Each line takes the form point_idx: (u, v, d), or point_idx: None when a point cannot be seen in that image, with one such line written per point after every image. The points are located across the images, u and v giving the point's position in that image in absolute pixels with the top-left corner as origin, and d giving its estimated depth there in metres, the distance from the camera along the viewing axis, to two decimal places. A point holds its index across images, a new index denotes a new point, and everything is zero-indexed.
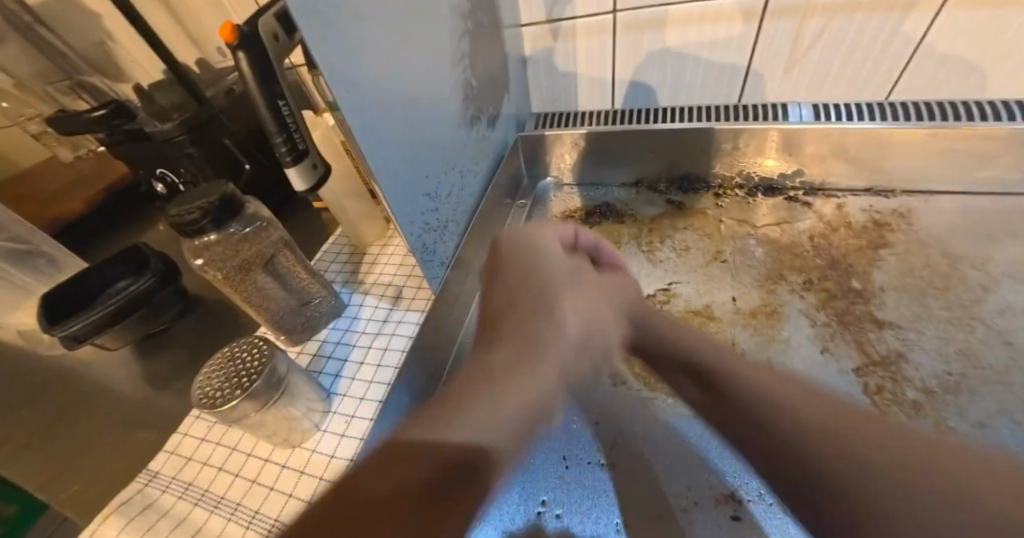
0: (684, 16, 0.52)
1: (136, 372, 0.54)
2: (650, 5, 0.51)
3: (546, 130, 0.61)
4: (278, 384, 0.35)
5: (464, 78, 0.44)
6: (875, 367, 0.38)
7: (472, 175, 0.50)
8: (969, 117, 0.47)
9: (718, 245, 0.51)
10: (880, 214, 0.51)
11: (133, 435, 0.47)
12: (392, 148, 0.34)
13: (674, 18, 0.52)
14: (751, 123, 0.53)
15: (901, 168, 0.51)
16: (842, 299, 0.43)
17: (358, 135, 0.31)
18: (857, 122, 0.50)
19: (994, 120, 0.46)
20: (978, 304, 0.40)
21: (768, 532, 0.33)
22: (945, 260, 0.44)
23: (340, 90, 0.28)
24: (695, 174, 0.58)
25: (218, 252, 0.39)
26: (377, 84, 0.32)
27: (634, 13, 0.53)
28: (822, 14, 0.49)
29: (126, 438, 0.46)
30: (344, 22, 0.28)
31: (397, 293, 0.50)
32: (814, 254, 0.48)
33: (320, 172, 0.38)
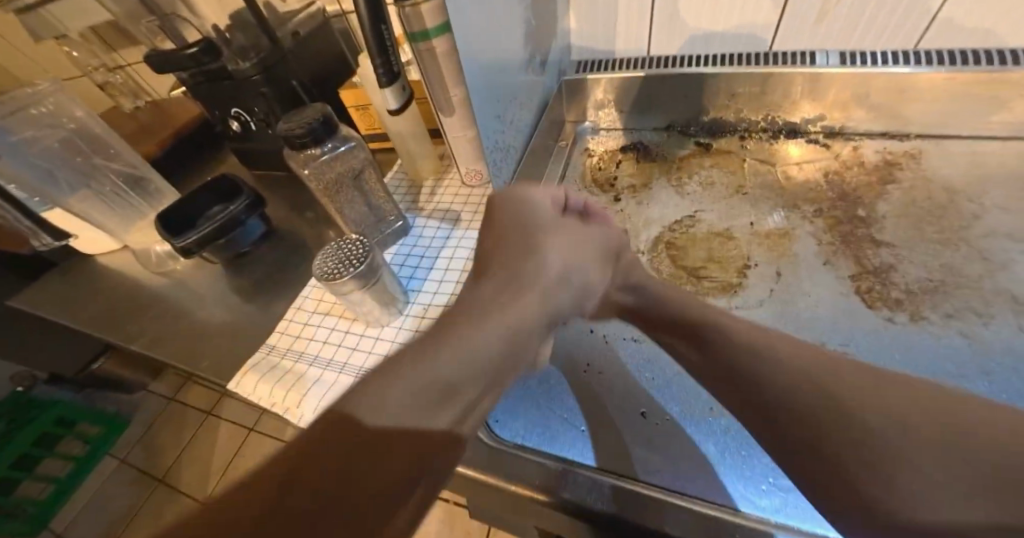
0: None
1: (234, 282, 0.64)
2: None
3: (587, 74, 0.66)
4: (376, 272, 0.44)
5: (526, 16, 0.50)
6: (869, 276, 0.44)
7: (526, 110, 0.56)
8: (989, 62, 0.50)
9: (740, 181, 0.57)
10: (893, 155, 0.56)
11: (244, 327, 0.58)
12: (477, 65, 0.41)
13: None
14: (779, 68, 0.58)
15: (917, 112, 0.56)
16: (847, 225, 0.49)
17: (457, 43, 0.37)
18: (880, 68, 0.54)
19: (1011, 65, 0.49)
20: (968, 230, 0.46)
21: None
22: (945, 194, 0.50)
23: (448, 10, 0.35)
24: (723, 117, 0.64)
25: (318, 166, 0.47)
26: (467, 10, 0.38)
27: None
28: None
29: (238, 330, 0.58)
30: None
31: (457, 217, 0.58)
32: (827, 189, 0.54)
33: (406, 95, 0.44)
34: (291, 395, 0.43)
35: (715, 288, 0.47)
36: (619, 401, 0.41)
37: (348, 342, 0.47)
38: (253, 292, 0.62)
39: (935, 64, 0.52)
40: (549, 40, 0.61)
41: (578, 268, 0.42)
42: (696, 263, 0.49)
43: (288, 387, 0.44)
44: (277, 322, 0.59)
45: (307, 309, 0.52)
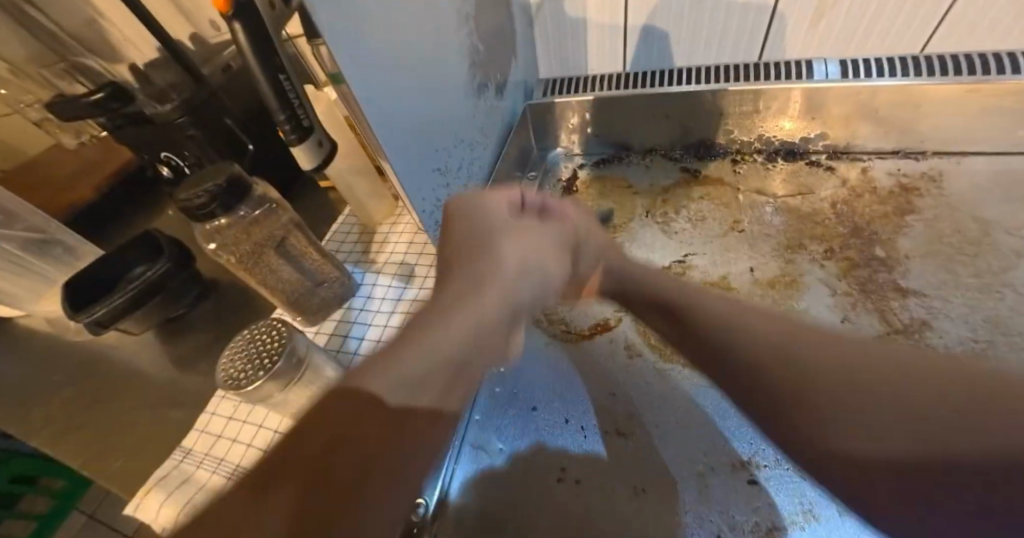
0: None
1: (162, 353, 0.56)
2: None
3: (554, 97, 0.59)
4: (299, 364, 0.35)
5: (470, 42, 0.42)
6: (897, 336, 0.37)
7: (481, 149, 0.48)
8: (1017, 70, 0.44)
9: (735, 215, 0.49)
10: (908, 178, 0.48)
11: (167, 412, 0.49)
12: (396, 119, 0.33)
13: None
14: (769, 84, 0.50)
15: (934, 128, 0.48)
16: (865, 268, 0.42)
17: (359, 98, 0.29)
18: (885, 80, 0.47)
19: None
20: (1009, 272, 0.39)
21: (785, 496, 0.33)
22: (977, 226, 0.43)
23: (344, 62, 0.27)
24: (711, 139, 0.56)
25: (231, 235, 0.39)
26: (380, 53, 0.30)
27: None
28: None
29: (160, 415, 0.49)
30: None
31: (411, 272, 0.50)
32: (837, 222, 0.46)
33: (326, 149, 0.37)
34: None
35: None
36: (612, 490, 0.35)
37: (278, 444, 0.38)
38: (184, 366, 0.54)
39: (948, 75, 0.45)
40: (508, 61, 0.53)
41: (537, 261, 0.34)
42: None
43: None
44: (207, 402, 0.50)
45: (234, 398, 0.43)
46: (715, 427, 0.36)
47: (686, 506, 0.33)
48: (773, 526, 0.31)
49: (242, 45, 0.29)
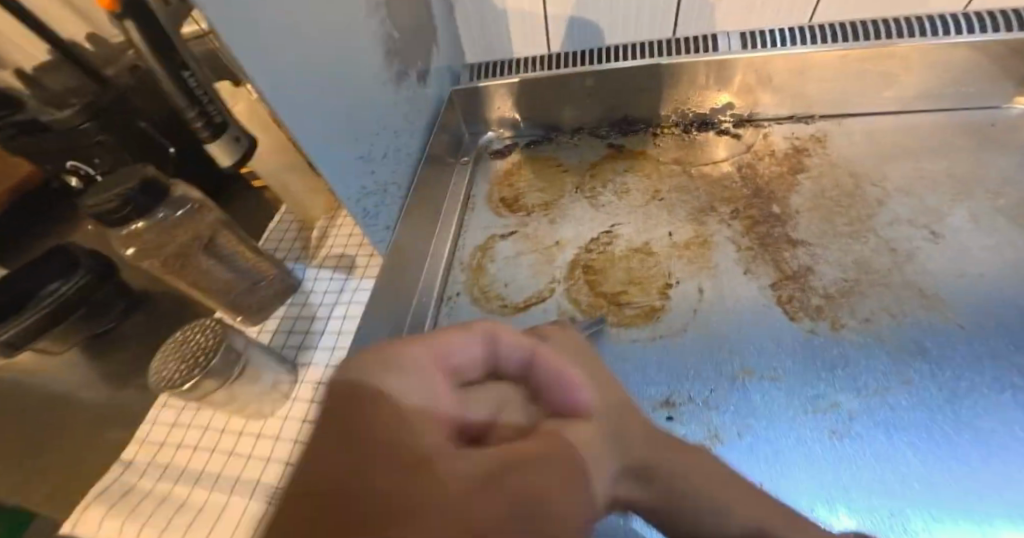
0: None
1: (91, 371, 0.53)
2: None
3: (481, 81, 0.61)
4: (237, 359, 0.36)
5: (385, 32, 0.42)
6: (788, 282, 0.42)
7: (408, 136, 0.49)
8: (885, 36, 0.49)
9: (655, 185, 0.53)
10: (800, 140, 0.54)
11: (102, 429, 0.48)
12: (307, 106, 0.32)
13: None
14: (679, 58, 0.54)
15: (819, 94, 0.54)
16: (763, 224, 0.47)
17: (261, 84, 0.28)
18: (776, 50, 0.51)
19: (905, 38, 0.48)
20: (874, 218, 0.45)
21: (695, 425, 0.35)
22: (851, 179, 0.49)
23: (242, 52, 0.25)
24: (632, 115, 0.60)
25: (151, 240, 0.38)
26: (285, 43, 0.29)
27: None
28: None
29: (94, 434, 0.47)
30: None
31: (351, 263, 0.50)
32: (741, 184, 0.51)
33: (245, 145, 0.36)
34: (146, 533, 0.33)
35: (637, 317, 0.43)
36: None
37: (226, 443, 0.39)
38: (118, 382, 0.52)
39: (830, 42, 0.50)
40: (429, 48, 0.54)
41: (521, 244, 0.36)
42: (616, 287, 0.45)
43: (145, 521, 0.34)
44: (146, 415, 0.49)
45: (175, 406, 0.43)
46: (644, 373, 0.38)
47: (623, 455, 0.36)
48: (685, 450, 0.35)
49: (139, 44, 0.29)
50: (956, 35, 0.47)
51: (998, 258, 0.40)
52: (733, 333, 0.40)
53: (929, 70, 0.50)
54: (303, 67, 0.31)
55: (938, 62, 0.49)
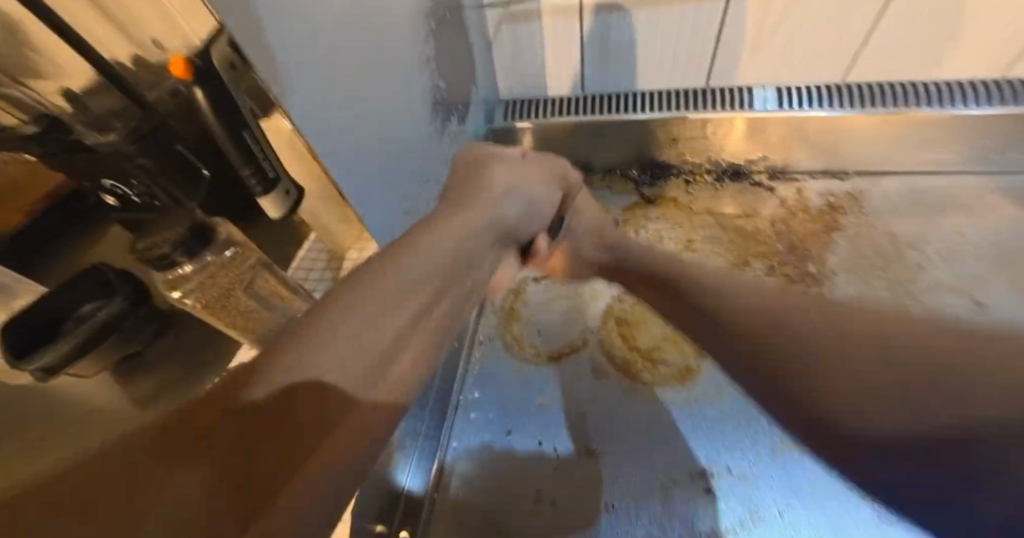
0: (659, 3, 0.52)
1: None
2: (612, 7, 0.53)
3: (515, 122, 0.62)
4: None
5: (432, 82, 0.43)
6: None
7: (446, 180, 0.49)
8: (920, 104, 0.49)
9: (689, 235, 0.53)
10: (835, 197, 0.54)
11: None
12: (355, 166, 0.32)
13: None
14: (716, 113, 0.55)
15: (856, 151, 0.54)
16: (799, 284, 0.47)
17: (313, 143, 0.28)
18: (812, 111, 0.52)
19: (940, 108, 0.49)
20: (913, 285, 0.45)
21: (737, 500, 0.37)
22: (889, 242, 0.48)
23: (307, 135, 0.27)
24: (666, 160, 0.60)
25: (194, 283, 0.37)
26: (346, 117, 0.30)
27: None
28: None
29: None
30: (312, 62, 0.26)
31: None
32: (776, 240, 0.51)
33: (294, 197, 0.37)
34: None
35: (671, 376, 0.43)
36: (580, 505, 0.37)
37: None
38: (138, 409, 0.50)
39: (866, 107, 0.51)
40: (468, 88, 0.55)
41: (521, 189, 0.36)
42: (651, 344, 0.45)
43: None
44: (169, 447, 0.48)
45: None
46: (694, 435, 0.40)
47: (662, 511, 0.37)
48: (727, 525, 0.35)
49: (201, 106, 0.30)
50: (992, 108, 0.48)
51: None
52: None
53: (968, 136, 0.50)
54: (361, 137, 0.32)
55: (978, 129, 0.49)
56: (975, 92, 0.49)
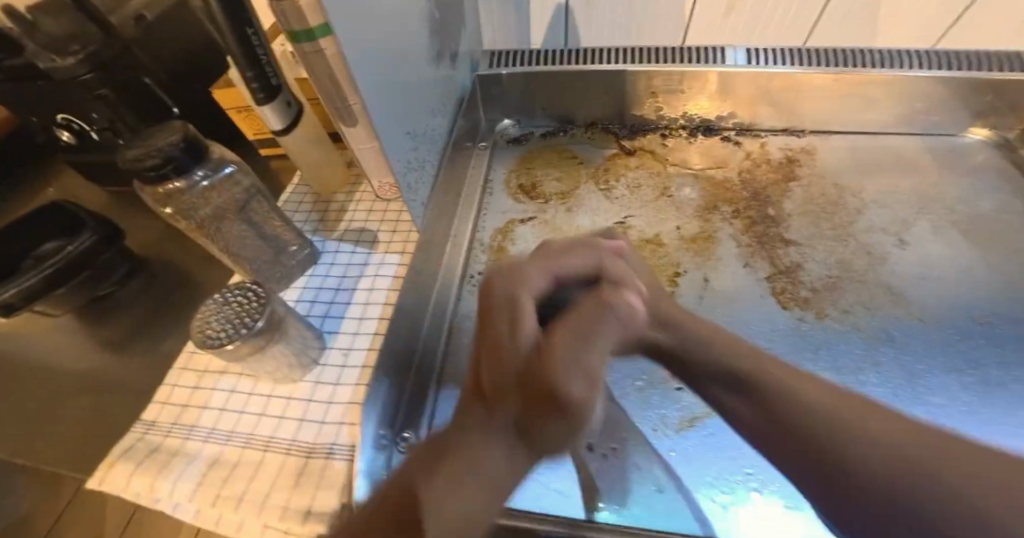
0: None
1: (86, 338, 0.49)
2: None
3: (500, 69, 0.62)
4: (277, 324, 0.37)
5: (429, 11, 0.43)
6: (780, 275, 0.47)
7: (441, 116, 0.50)
8: (866, 66, 0.56)
9: (664, 183, 0.56)
10: (792, 151, 0.59)
11: (101, 395, 0.45)
12: (366, 52, 0.32)
13: None
14: (692, 66, 0.58)
15: (811, 110, 0.59)
16: (760, 224, 0.52)
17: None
18: (778, 68, 0.57)
19: (883, 69, 0.55)
20: (855, 224, 0.51)
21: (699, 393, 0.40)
22: (835, 190, 0.54)
23: None
24: (643, 115, 0.63)
25: (185, 202, 0.38)
26: (357, 11, 0.30)
27: None
28: None
29: (92, 399, 0.44)
30: None
31: (372, 238, 0.51)
32: (741, 188, 0.56)
33: (293, 111, 0.37)
34: (183, 486, 0.35)
35: None
36: None
37: (256, 407, 0.40)
38: (117, 346, 0.48)
39: (823, 66, 0.56)
40: (457, 30, 0.55)
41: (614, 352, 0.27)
42: None
43: (179, 473, 0.36)
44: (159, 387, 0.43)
45: (196, 369, 0.43)
46: None
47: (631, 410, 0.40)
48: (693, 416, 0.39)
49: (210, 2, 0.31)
50: (925, 70, 0.55)
51: (960, 263, 0.46)
52: (738, 321, 0.44)
53: (903, 97, 0.57)
54: (370, 35, 0.32)
55: (914, 90, 0.56)
56: (910, 58, 0.56)
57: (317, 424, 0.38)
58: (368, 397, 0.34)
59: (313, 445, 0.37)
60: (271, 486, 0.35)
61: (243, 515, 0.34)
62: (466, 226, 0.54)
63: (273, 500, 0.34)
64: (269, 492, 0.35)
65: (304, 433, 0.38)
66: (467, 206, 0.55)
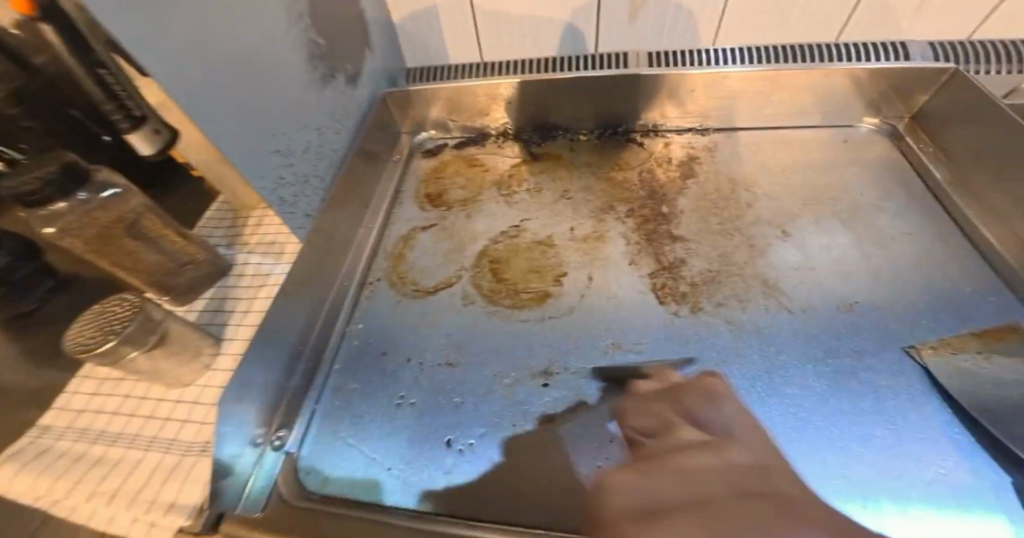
0: None
1: None
2: None
3: (412, 85, 0.65)
4: (154, 327, 0.39)
5: (306, 38, 0.47)
6: (664, 271, 0.48)
7: (332, 133, 0.53)
8: (779, 61, 0.55)
9: (565, 187, 0.58)
10: (694, 150, 0.60)
11: None
12: (218, 82, 0.35)
13: None
14: (604, 73, 0.58)
15: (714, 109, 0.60)
16: (652, 222, 0.53)
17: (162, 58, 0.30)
18: (693, 69, 0.57)
19: (793, 64, 0.55)
20: (741, 219, 0.51)
21: (565, 388, 0.41)
22: (729, 186, 0.55)
23: (151, 67, 0.29)
24: (551, 122, 0.65)
25: (73, 221, 0.39)
26: (199, 53, 0.33)
27: None
28: None
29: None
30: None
31: (279, 249, 0.54)
32: (638, 187, 0.57)
33: (166, 136, 0.39)
34: (62, 485, 0.36)
35: (530, 300, 0.47)
36: (432, 404, 0.42)
37: (144, 411, 0.41)
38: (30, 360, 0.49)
39: (734, 65, 0.56)
40: (358, 51, 0.58)
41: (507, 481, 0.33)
42: (517, 276, 0.50)
43: (61, 474, 0.37)
44: (83, 404, 0.42)
45: (98, 376, 0.45)
46: (534, 336, 0.45)
47: (496, 410, 0.41)
48: (554, 412, 0.40)
49: (57, 43, 0.33)
50: (839, 62, 0.54)
51: (834, 252, 0.47)
52: (614, 319, 0.45)
53: (802, 93, 0.57)
54: (218, 73, 0.35)
55: (819, 85, 0.56)
56: (822, 51, 0.55)
57: (198, 425, 0.39)
58: (231, 393, 0.37)
59: (193, 443, 0.38)
60: (144, 483, 0.36)
61: (114, 509, 0.35)
62: (370, 236, 0.58)
63: (141, 499, 0.35)
64: (142, 487, 0.36)
65: (185, 433, 0.39)
66: (372, 216, 0.59)
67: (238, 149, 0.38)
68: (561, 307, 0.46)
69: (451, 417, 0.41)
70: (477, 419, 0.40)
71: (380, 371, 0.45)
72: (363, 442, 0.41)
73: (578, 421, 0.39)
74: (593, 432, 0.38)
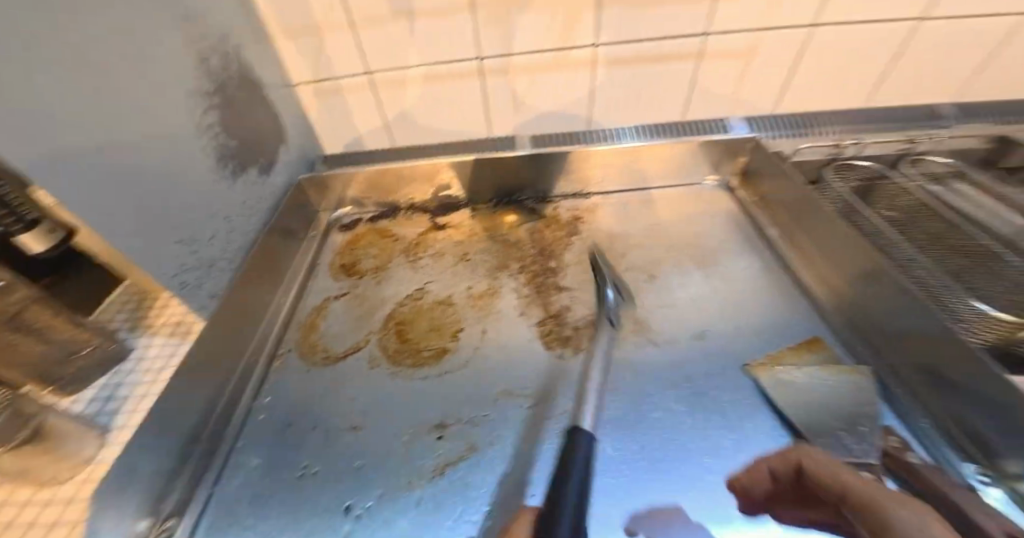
0: (438, 73, 0.66)
1: None
2: (406, 73, 0.66)
3: (326, 170, 0.70)
4: (29, 423, 0.39)
5: (214, 140, 0.52)
6: (551, 320, 0.53)
7: (241, 219, 0.57)
8: (635, 138, 0.67)
9: (465, 249, 0.64)
10: (578, 211, 0.68)
11: None
12: (121, 188, 0.39)
13: (430, 76, 0.66)
14: (493, 154, 0.68)
15: (593, 177, 0.69)
16: (541, 276, 0.59)
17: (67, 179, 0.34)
18: (566, 147, 0.67)
19: (647, 140, 0.67)
20: (616, 268, 0.59)
21: (459, 439, 0.44)
22: (606, 240, 0.63)
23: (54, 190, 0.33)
24: (454, 194, 0.72)
25: None
26: (103, 167, 0.37)
27: (392, 73, 0.66)
28: (528, 71, 0.66)
29: None
30: (58, 134, 0.33)
31: (185, 330, 0.54)
32: (530, 246, 0.63)
33: (61, 235, 0.42)
34: None
35: (431, 358, 0.51)
36: (331, 471, 0.43)
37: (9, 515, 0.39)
38: None
39: (601, 143, 0.67)
40: (272, 145, 0.63)
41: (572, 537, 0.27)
42: (419, 336, 0.54)
43: None
44: None
45: None
46: (433, 393, 0.48)
47: (392, 469, 0.43)
48: (446, 463, 0.42)
49: None
50: (679, 137, 0.66)
51: (690, 290, 0.54)
52: (504, 369, 0.49)
53: (660, 161, 0.67)
54: (122, 181, 0.39)
55: (671, 155, 0.67)
56: (666, 129, 0.68)
57: (72, 523, 0.39)
58: (109, 488, 0.36)
59: None
60: None
61: None
62: (282, 308, 0.60)
63: None
64: None
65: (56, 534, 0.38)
66: (286, 289, 0.62)
67: (138, 246, 0.41)
68: (457, 362, 0.50)
69: (350, 481, 0.42)
70: (375, 480, 0.42)
71: (284, 444, 0.46)
72: (262, 517, 0.41)
73: (467, 468, 0.42)
74: (483, 477, 0.41)
